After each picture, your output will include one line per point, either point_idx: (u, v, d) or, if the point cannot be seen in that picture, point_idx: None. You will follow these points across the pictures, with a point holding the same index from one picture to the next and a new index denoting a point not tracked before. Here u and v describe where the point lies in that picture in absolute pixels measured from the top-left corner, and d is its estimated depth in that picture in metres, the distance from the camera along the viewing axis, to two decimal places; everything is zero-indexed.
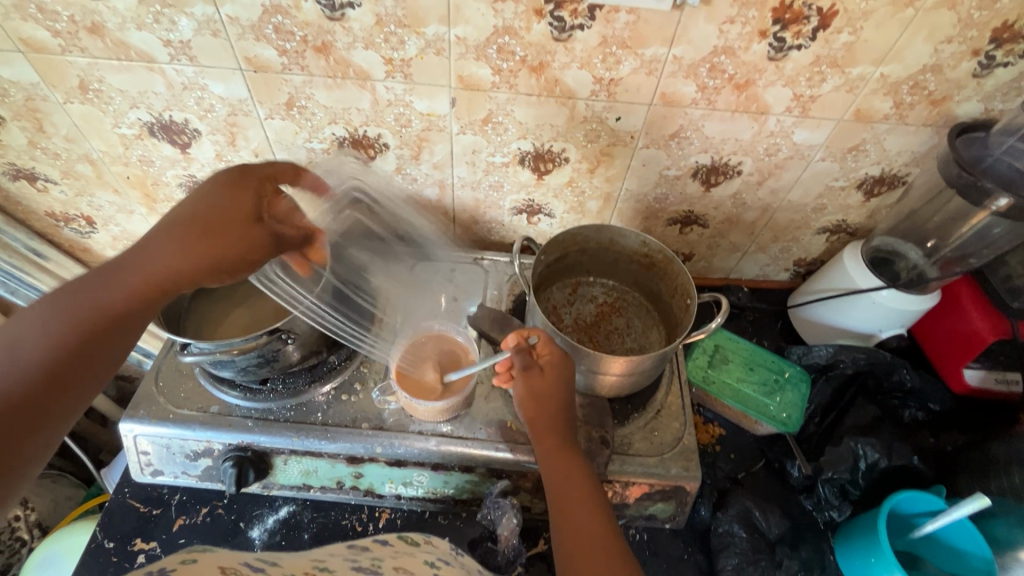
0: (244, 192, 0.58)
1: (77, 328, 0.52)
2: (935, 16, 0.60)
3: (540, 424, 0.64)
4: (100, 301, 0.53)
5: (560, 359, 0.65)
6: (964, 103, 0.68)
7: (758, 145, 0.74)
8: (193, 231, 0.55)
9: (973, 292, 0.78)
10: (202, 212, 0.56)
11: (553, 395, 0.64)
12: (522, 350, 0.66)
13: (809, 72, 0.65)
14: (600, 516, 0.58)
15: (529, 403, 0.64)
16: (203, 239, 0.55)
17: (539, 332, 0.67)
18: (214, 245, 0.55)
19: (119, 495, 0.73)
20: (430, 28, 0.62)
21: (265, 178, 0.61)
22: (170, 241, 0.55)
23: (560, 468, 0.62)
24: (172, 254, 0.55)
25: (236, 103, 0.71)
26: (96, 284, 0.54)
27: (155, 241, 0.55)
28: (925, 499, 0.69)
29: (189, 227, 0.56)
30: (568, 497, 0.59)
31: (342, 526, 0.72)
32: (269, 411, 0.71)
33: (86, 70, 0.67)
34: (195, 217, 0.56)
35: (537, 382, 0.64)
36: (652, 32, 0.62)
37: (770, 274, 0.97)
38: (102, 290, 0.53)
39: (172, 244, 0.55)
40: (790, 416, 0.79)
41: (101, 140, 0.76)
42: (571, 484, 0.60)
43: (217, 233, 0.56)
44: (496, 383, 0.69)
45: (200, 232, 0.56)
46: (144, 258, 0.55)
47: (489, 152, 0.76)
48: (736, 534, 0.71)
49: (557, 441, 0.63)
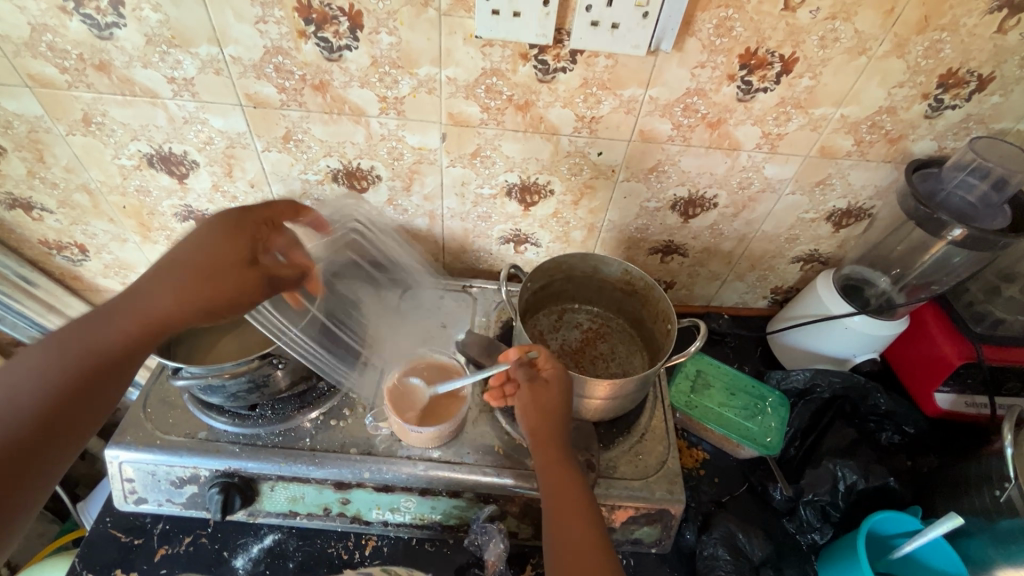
0: (243, 237, 0.61)
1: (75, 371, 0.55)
2: (887, 63, 0.65)
3: (540, 435, 0.65)
4: (95, 349, 0.56)
5: (561, 372, 0.67)
6: (919, 141, 0.73)
7: (732, 179, 0.79)
8: (194, 276, 0.58)
9: (939, 318, 0.82)
10: (213, 258, 0.59)
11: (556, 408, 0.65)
12: (522, 363, 0.68)
13: (775, 112, 0.70)
14: (594, 529, 0.59)
15: (533, 416, 0.65)
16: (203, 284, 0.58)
17: (539, 347, 0.69)
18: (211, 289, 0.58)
19: (100, 524, 0.72)
20: (422, 69, 0.66)
21: (261, 223, 0.63)
22: (166, 283, 0.58)
23: (559, 479, 0.63)
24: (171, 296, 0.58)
25: (234, 137, 0.74)
26: (89, 329, 0.57)
27: (155, 287, 0.58)
28: (901, 519, 0.71)
29: (188, 276, 0.58)
30: (565, 510, 0.60)
31: (328, 555, 0.72)
32: (257, 437, 0.71)
33: (91, 104, 0.70)
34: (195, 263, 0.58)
35: (544, 394, 0.66)
36: (630, 75, 0.67)
37: (749, 302, 1.01)
38: (97, 336, 0.56)
39: (173, 287, 0.58)
40: (771, 439, 0.81)
41: (100, 170, 0.79)
42: (569, 493, 0.62)
43: (213, 279, 0.58)
44: (488, 400, 0.71)
45: (196, 276, 0.58)
46: (144, 300, 0.58)
47: (477, 184, 0.80)
48: (721, 557, 0.72)
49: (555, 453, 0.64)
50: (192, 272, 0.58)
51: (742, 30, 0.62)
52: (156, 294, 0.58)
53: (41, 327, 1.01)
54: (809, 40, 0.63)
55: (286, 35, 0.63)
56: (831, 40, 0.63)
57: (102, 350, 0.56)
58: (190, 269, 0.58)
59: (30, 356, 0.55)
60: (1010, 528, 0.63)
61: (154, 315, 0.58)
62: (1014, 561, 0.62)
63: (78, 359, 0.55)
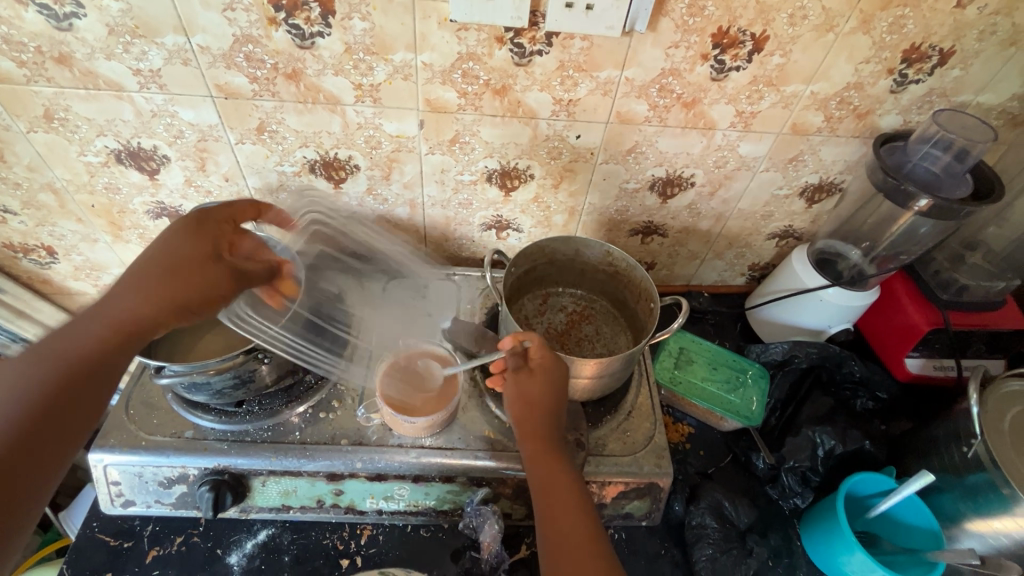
0: (207, 234, 0.63)
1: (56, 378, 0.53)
2: (854, 39, 0.67)
3: (528, 427, 0.66)
4: (72, 354, 0.55)
5: (551, 360, 0.67)
6: (886, 116, 0.76)
7: (708, 158, 0.80)
8: (162, 272, 0.59)
9: (906, 285, 0.86)
10: (172, 258, 0.60)
11: (542, 396, 0.66)
12: (515, 353, 0.68)
13: (748, 91, 0.72)
14: (585, 523, 0.60)
15: (518, 405, 0.66)
16: (173, 282, 0.59)
17: (532, 335, 0.68)
18: (184, 283, 0.59)
19: (87, 529, 0.70)
20: (397, 55, 0.65)
21: (224, 221, 0.65)
22: (137, 286, 0.59)
23: (547, 472, 0.63)
24: (144, 295, 0.58)
25: (206, 129, 0.72)
26: (70, 338, 0.56)
27: (124, 289, 0.59)
28: (878, 479, 0.73)
29: (157, 276, 0.59)
30: (556, 502, 0.61)
31: (324, 546, 0.72)
32: (245, 433, 0.70)
33: (52, 99, 0.67)
34: (163, 258, 0.60)
35: (529, 385, 0.67)
36: (606, 57, 0.67)
37: (727, 279, 1.03)
38: (78, 342, 0.56)
39: (159, 285, 0.59)
40: (753, 409, 0.83)
41: (65, 168, 0.76)
42: (558, 487, 0.62)
43: (182, 275, 0.59)
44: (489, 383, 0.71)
45: (171, 272, 0.59)
46: (111, 307, 0.58)
47: (457, 171, 0.80)
48: (708, 526, 0.74)
49: (541, 442, 0.65)
50: (155, 271, 0.59)
51: (714, 10, 0.63)
52: (125, 297, 0.58)
53: (12, 334, 0.98)
54: (780, 18, 0.64)
55: (255, 22, 0.62)
56: (800, 17, 0.64)
57: (85, 358, 0.55)
58: (176, 264, 0.60)
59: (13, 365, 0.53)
60: (977, 483, 0.67)
61: (122, 317, 0.58)
62: (982, 513, 0.66)
63: (57, 363, 0.54)
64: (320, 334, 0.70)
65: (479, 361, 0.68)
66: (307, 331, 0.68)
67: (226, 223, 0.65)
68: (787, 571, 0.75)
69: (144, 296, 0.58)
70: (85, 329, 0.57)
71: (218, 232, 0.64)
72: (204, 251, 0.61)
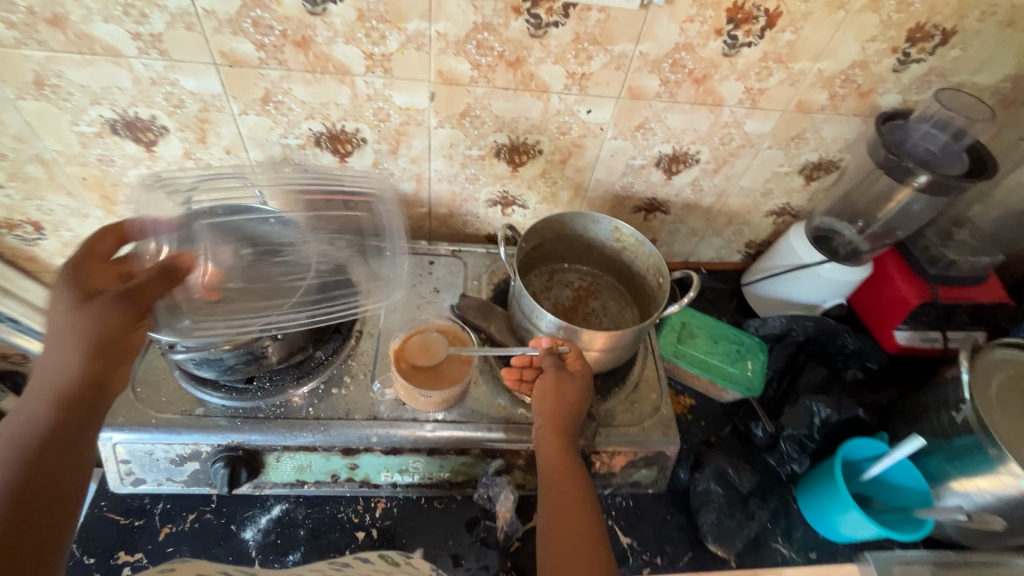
0: (87, 277, 0.58)
1: (19, 451, 0.49)
2: (862, 17, 0.68)
3: (555, 420, 0.67)
4: (23, 426, 0.51)
5: (589, 374, 0.71)
6: (887, 94, 0.78)
7: (714, 135, 0.81)
8: (53, 324, 0.53)
9: (898, 262, 0.89)
10: (56, 313, 0.54)
11: (578, 401, 0.68)
12: (552, 353, 0.71)
13: (758, 67, 0.72)
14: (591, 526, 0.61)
15: (549, 404, 0.67)
16: (69, 335, 0.52)
17: (571, 343, 0.72)
18: (94, 323, 0.53)
19: (95, 508, 0.69)
20: (411, 24, 0.64)
21: (89, 258, 0.60)
22: (53, 347, 0.53)
23: (562, 471, 0.64)
24: (69, 352, 0.53)
25: (208, 99, 0.70)
26: (10, 427, 0.51)
27: (51, 351, 0.53)
28: (872, 444, 0.77)
29: (71, 331, 0.53)
30: (564, 505, 0.63)
31: (339, 520, 0.72)
32: (257, 410, 0.69)
33: (44, 64, 0.64)
34: (59, 315, 0.54)
35: (569, 385, 0.69)
36: (621, 30, 0.67)
37: (724, 256, 1.06)
38: (20, 425, 0.51)
39: (47, 362, 0.53)
40: (753, 381, 0.86)
41: (56, 139, 0.73)
42: (566, 487, 0.64)
43: (94, 320, 0.53)
44: (506, 377, 0.72)
45: (60, 328, 0.53)
46: (47, 370, 0.53)
47: (466, 145, 0.79)
48: (713, 491, 0.76)
49: (561, 443, 0.66)
50: (62, 329, 0.53)
51: None
52: (53, 358, 0.53)
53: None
54: None
55: None
56: None
57: (46, 429, 0.51)
58: (57, 313, 0.54)
59: None
60: (964, 445, 0.71)
61: (60, 383, 0.53)
62: (968, 472, 0.71)
63: (20, 437, 0.50)
64: (325, 288, 0.72)
65: (515, 351, 0.70)
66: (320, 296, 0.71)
67: (97, 262, 0.60)
68: (785, 532, 0.79)
69: (65, 354, 0.53)
70: (19, 418, 0.51)
71: (88, 271, 0.58)
72: (78, 294, 0.55)
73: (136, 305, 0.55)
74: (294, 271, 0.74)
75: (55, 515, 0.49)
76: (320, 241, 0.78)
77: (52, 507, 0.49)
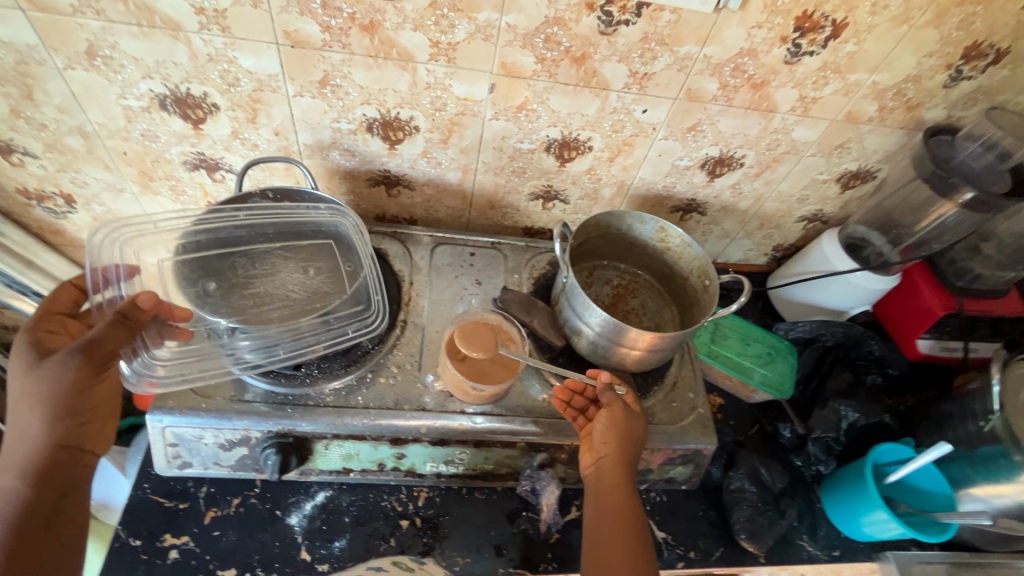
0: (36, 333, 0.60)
1: (19, 492, 0.55)
2: (924, 33, 0.69)
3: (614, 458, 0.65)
4: (13, 475, 0.55)
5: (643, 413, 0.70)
6: (933, 109, 0.79)
7: (762, 140, 0.82)
8: (25, 385, 0.56)
9: (926, 275, 0.91)
10: (26, 370, 0.56)
11: (639, 438, 0.67)
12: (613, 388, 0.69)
13: (816, 76, 0.73)
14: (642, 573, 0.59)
15: (616, 436, 0.65)
16: (36, 390, 0.55)
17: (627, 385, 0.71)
18: (45, 381, 0.56)
19: (138, 491, 0.69)
20: (482, 14, 0.63)
21: (54, 313, 0.62)
22: (22, 404, 0.56)
23: (617, 510, 0.63)
24: (29, 408, 0.56)
25: (264, 79, 0.68)
26: None
27: (26, 409, 0.56)
28: (898, 449, 0.80)
29: (29, 390, 0.56)
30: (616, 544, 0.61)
31: (382, 508, 0.73)
32: (305, 397, 0.69)
33: (99, 33, 0.62)
34: (24, 372, 0.56)
35: (632, 423, 0.67)
36: (690, 32, 0.67)
37: (751, 258, 1.07)
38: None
39: (21, 421, 0.56)
40: (784, 383, 0.88)
41: (100, 111, 0.70)
42: (620, 526, 0.62)
43: (54, 376, 0.56)
44: (556, 396, 0.70)
45: (26, 383, 0.56)
46: (20, 427, 0.56)
47: (518, 138, 0.78)
48: (747, 489, 0.79)
49: (620, 472, 0.64)
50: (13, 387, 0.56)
51: None
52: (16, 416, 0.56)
53: (20, 286, 0.92)
54: (862, 6, 0.66)
55: None
56: (881, 7, 0.66)
57: (11, 481, 0.55)
58: (17, 370, 0.57)
59: None
60: (990, 454, 0.75)
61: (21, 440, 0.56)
62: (991, 479, 0.74)
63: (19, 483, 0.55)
64: (324, 311, 0.71)
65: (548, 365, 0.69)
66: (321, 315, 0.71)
67: (54, 318, 0.62)
68: (810, 530, 0.81)
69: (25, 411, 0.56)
70: (2, 484, 0.55)
71: (59, 326, 0.62)
72: (30, 356, 0.57)
73: (82, 358, 0.56)
74: (291, 286, 0.73)
75: (49, 543, 0.55)
76: (292, 269, 0.75)
77: (53, 535, 0.55)
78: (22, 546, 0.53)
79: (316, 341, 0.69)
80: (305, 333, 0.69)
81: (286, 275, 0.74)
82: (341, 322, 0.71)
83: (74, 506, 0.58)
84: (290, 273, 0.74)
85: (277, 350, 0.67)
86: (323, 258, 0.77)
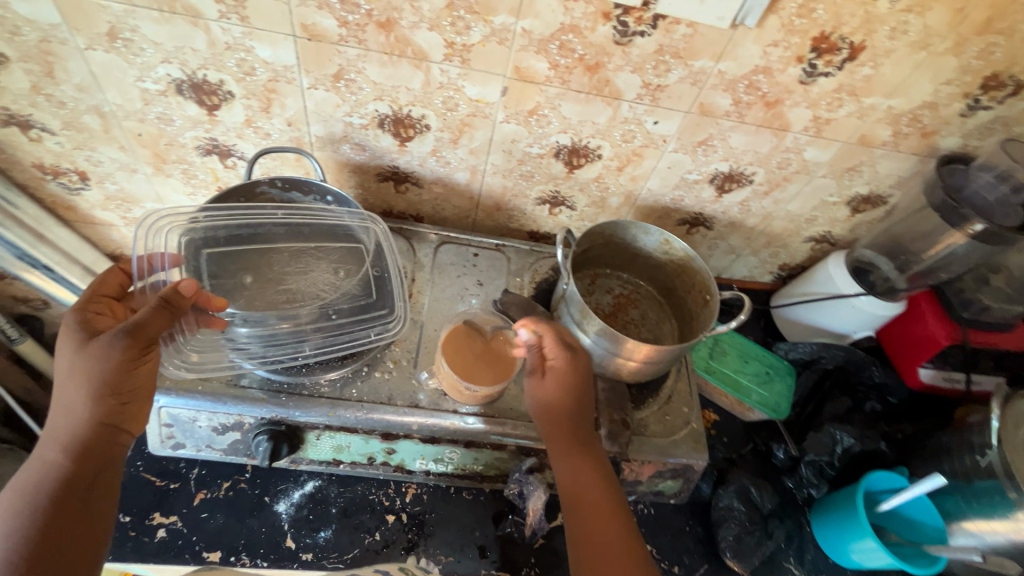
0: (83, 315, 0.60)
1: (60, 467, 0.55)
2: (942, 60, 0.68)
3: (555, 429, 0.68)
4: (54, 453, 0.55)
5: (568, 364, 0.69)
6: (948, 137, 0.78)
7: (773, 158, 0.82)
8: (72, 362, 0.56)
9: (932, 303, 0.90)
10: (75, 349, 0.57)
11: (574, 395, 0.69)
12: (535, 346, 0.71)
13: (830, 98, 0.73)
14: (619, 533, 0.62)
15: (552, 402, 0.68)
16: (81, 369, 0.56)
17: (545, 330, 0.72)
18: (89, 361, 0.56)
19: (131, 467, 0.70)
20: (498, 18, 0.63)
21: (99, 298, 0.63)
22: (69, 382, 0.56)
23: (577, 476, 0.65)
24: (75, 387, 0.56)
25: (280, 69, 0.69)
26: (39, 466, 0.55)
27: (71, 387, 0.56)
28: (893, 478, 0.79)
29: (77, 368, 0.56)
30: (588, 511, 0.63)
31: (370, 501, 0.73)
32: (301, 386, 0.69)
33: (121, 16, 0.63)
34: (72, 350, 0.57)
35: (551, 382, 0.69)
36: (705, 46, 0.66)
37: (756, 276, 1.07)
38: (39, 470, 0.54)
39: (67, 399, 0.56)
40: (780, 404, 0.88)
41: (118, 92, 0.71)
42: (588, 492, 0.64)
43: (98, 355, 0.56)
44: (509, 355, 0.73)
45: (74, 362, 0.56)
46: (64, 405, 0.56)
47: (527, 143, 0.79)
48: (735, 508, 0.79)
49: (564, 440, 0.67)
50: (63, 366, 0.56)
51: (822, 13, 0.63)
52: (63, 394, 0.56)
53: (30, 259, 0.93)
54: (881, 30, 0.65)
55: None
56: (900, 32, 0.65)
57: (54, 459, 0.55)
58: (67, 348, 0.57)
59: (24, 471, 0.55)
60: (985, 488, 0.73)
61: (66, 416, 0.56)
62: (984, 514, 0.73)
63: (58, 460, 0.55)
64: (345, 316, 0.72)
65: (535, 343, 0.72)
66: (341, 320, 0.72)
67: (102, 301, 0.63)
68: (796, 552, 0.81)
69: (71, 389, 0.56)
70: (47, 457, 0.55)
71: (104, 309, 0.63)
72: (82, 334, 0.58)
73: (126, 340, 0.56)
74: (315, 283, 0.74)
75: (81, 523, 0.54)
76: (321, 269, 0.76)
77: (82, 516, 0.54)
78: (54, 525, 0.52)
79: (333, 345, 0.70)
80: (325, 335, 0.71)
81: (313, 271, 0.75)
82: (361, 328, 0.72)
83: (107, 488, 0.57)
84: (317, 271, 0.75)
85: (298, 355, 0.69)
86: (348, 256, 0.78)
